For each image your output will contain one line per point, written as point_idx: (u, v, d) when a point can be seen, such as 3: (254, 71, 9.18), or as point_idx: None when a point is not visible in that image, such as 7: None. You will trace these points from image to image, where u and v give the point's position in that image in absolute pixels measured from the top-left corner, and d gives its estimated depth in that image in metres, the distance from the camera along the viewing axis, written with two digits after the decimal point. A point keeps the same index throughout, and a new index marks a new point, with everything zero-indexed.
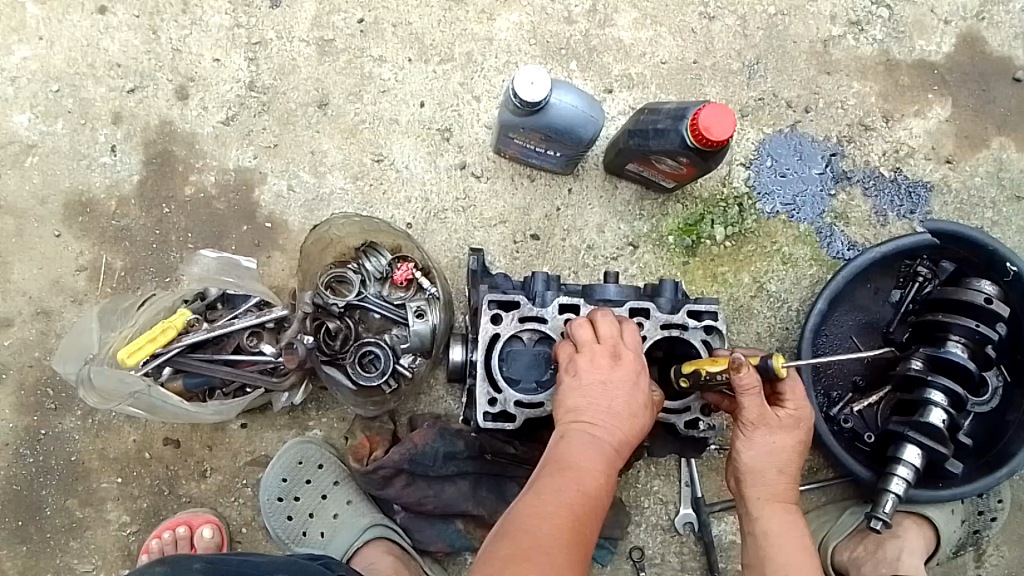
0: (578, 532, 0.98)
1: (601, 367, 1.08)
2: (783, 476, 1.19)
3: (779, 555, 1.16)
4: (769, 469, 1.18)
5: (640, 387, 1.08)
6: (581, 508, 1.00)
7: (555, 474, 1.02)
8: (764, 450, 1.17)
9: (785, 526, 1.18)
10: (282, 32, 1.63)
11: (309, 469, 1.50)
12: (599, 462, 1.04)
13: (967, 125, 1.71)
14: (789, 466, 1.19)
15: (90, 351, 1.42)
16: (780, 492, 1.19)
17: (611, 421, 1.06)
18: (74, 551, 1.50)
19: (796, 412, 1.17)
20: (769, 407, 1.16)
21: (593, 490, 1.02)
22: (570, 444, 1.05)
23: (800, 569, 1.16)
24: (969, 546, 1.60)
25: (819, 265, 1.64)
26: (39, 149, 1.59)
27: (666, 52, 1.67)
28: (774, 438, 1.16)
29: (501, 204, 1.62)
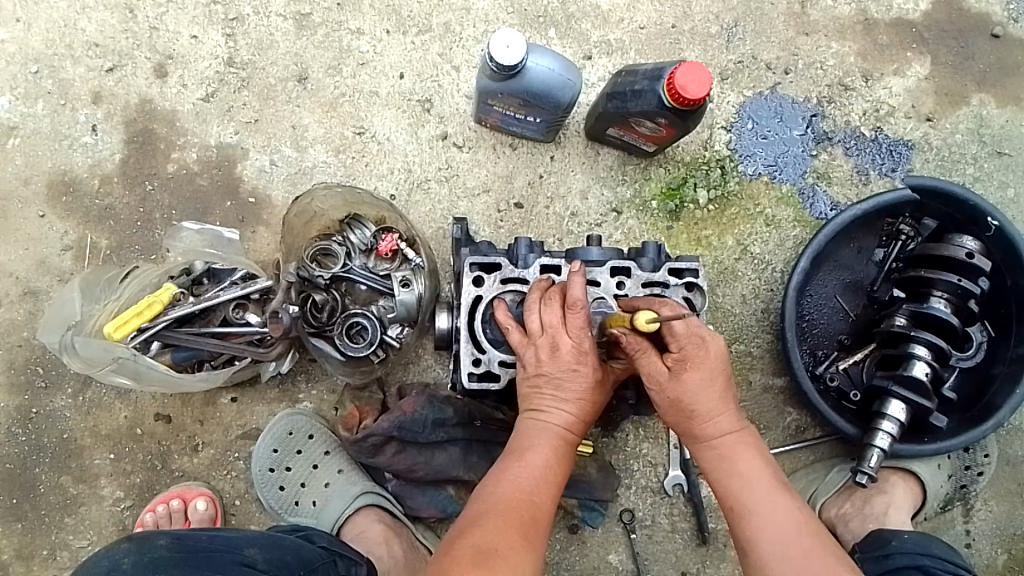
0: (523, 511, 1.04)
1: (542, 359, 1.12)
2: (696, 418, 1.10)
3: (741, 495, 1.08)
4: (680, 416, 1.11)
5: (581, 372, 1.11)
6: (533, 489, 1.07)
7: (508, 462, 1.10)
8: (666, 405, 1.11)
9: (729, 459, 1.10)
10: (259, 7, 1.63)
11: (299, 439, 1.52)
12: (546, 444, 1.11)
13: (947, 83, 1.71)
14: (699, 407, 1.09)
15: (73, 318, 1.43)
16: (704, 435, 1.11)
17: (561, 407, 1.12)
18: (69, 528, 1.51)
19: (680, 354, 1.09)
20: (655, 362, 1.10)
21: (544, 470, 1.09)
22: (522, 431, 1.13)
23: (768, 505, 1.07)
24: (956, 502, 1.62)
25: (802, 226, 1.65)
26: (20, 131, 1.59)
27: (644, 17, 1.67)
28: (671, 391, 1.09)
29: (483, 173, 1.62)
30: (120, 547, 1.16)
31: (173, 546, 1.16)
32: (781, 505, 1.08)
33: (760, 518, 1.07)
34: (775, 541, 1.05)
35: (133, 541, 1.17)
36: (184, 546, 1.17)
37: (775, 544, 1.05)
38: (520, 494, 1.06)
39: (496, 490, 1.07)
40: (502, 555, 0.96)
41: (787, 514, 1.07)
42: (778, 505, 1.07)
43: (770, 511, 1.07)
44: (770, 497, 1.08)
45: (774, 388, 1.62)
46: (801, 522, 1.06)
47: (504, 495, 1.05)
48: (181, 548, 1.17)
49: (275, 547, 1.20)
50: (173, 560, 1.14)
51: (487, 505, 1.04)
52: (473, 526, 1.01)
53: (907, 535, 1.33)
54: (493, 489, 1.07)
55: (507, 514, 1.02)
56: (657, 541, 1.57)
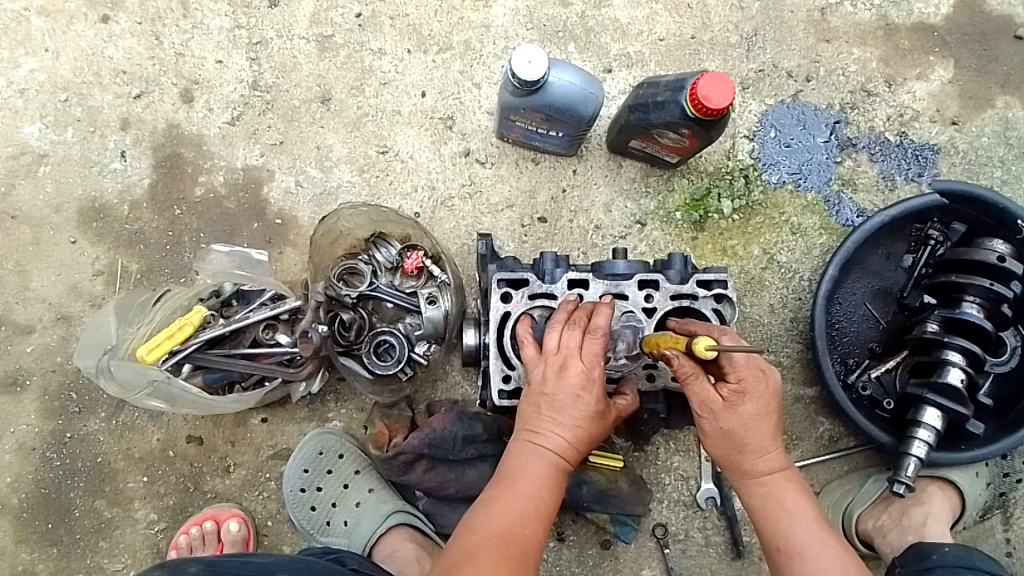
0: (514, 545, 1.01)
1: (548, 379, 1.11)
2: (745, 453, 1.11)
3: (787, 532, 1.09)
4: (730, 449, 1.12)
5: (584, 399, 1.10)
6: (525, 520, 1.04)
7: (499, 488, 1.07)
8: (715, 436, 1.12)
9: (776, 497, 1.11)
10: (282, 31, 1.65)
11: (330, 459, 1.52)
12: (540, 470, 1.08)
13: (971, 86, 1.70)
14: (751, 442, 1.11)
15: (108, 343, 1.44)
16: (754, 470, 1.12)
17: (558, 432, 1.09)
18: (104, 551, 1.52)
19: (738, 386, 1.09)
20: (709, 391, 1.10)
21: (537, 501, 1.07)
22: (516, 453, 1.10)
23: (818, 544, 1.07)
24: (995, 510, 1.60)
25: (828, 233, 1.63)
26: (51, 159, 1.61)
27: (663, 29, 1.68)
28: (724, 423, 1.10)
29: (507, 189, 1.63)
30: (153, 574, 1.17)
31: (205, 571, 1.17)
32: (828, 545, 1.07)
33: (809, 556, 1.07)
34: None
35: (167, 566, 1.19)
36: (217, 572, 1.18)
37: None
38: (513, 527, 1.03)
39: (487, 520, 1.04)
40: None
41: (833, 551, 1.07)
42: (825, 543, 1.07)
43: (818, 552, 1.07)
44: (817, 536, 1.08)
45: (804, 398, 1.60)
46: (846, 566, 1.06)
47: (495, 524, 1.03)
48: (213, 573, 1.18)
49: (305, 568, 1.20)
50: None
51: (478, 536, 1.02)
52: (469, 561, 0.98)
53: (947, 547, 1.30)
54: (481, 519, 1.04)
55: (502, 550, 1.00)
56: (691, 555, 1.56)
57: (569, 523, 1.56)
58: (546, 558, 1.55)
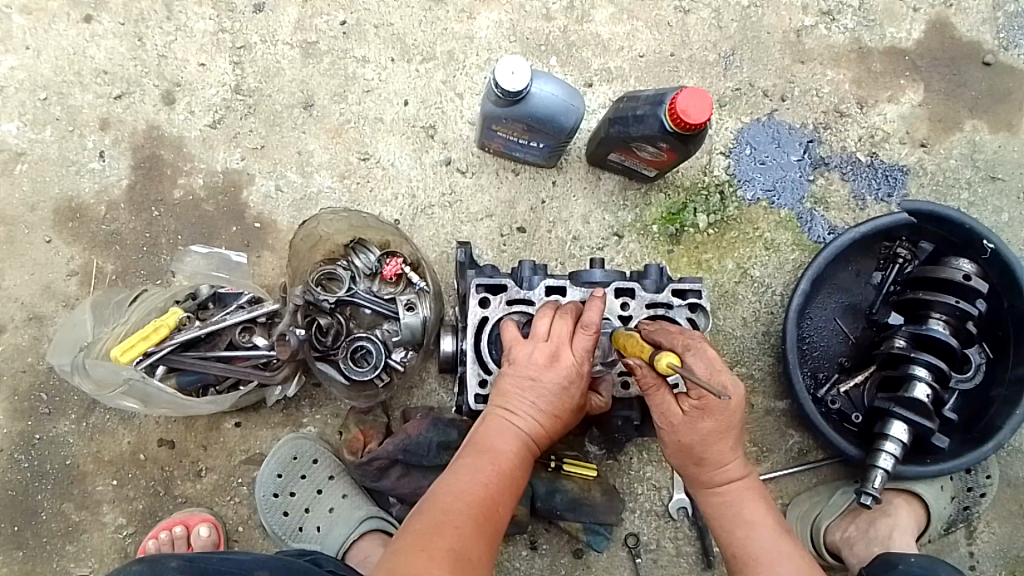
0: (489, 514, 1.01)
1: (535, 363, 1.12)
2: (704, 464, 1.13)
3: (745, 540, 1.11)
4: (689, 460, 1.14)
5: (568, 391, 1.12)
6: (495, 491, 1.04)
7: (471, 459, 1.07)
8: (675, 447, 1.14)
9: (735, 507, 1.13)
10: (266, 36, 1.66)
11: (304, 464, 1.51)
12: (515, 448, 1.10)
13: (939, 109, 1.75)
14: (710, 454, 1.12)
15: (84, 340, 1.44)
16: (712, 481, 1.14)
17: (534, 415, 1.11)
18: (70, 555, 1.50)
19: (700, 403, 1.10)
20: (671, 404, 1.12)
21: (508, 475, 1.07)
22: (491, 427, 1.11)
23: (776, 553, 1.09)
24: (960, 523, 1.61)
25: (801, 249, 1.67)
26: (28, 157, 1.60)
27: (643, 45, 1.71)
28: (684, 437, 1.12)
29: (487, 199, 1.64)
30: (131, 569, 1.17)
31: (184, 568, 1.17)
32: (787, 551, 1.09)
33: (765, 564, 1.09)
34: None
35: (145, 562, 1.19)
36: (196, 568, 1.17)
37: None
38: (488, 497, 1.03)
39: (459, 489, 1.03)
40: (475, 563, 0.95)
41: (791, 558, 1.09)
42: (784, 550, 1.10)
43: (774, 558, 1.09)
44: (774, 543, 1.10)
45: (776, 411, 1.63)
46: (803, 571, 1.08)
47: (471, 492, 1.02)
48: (191, 570, 1.17)
49: (284, 567, 1.21)
50: None
51: (454, 501, 1.01)
52: (441, 526, 0.97)
53: (913, 558, 1.31)
54: (451, 487, 1.03)
55: (475, 517, 0.99)
56: (662, 565, 1.57)
57: (542, 531, 1.56)
58: (518, 566, 1.55)
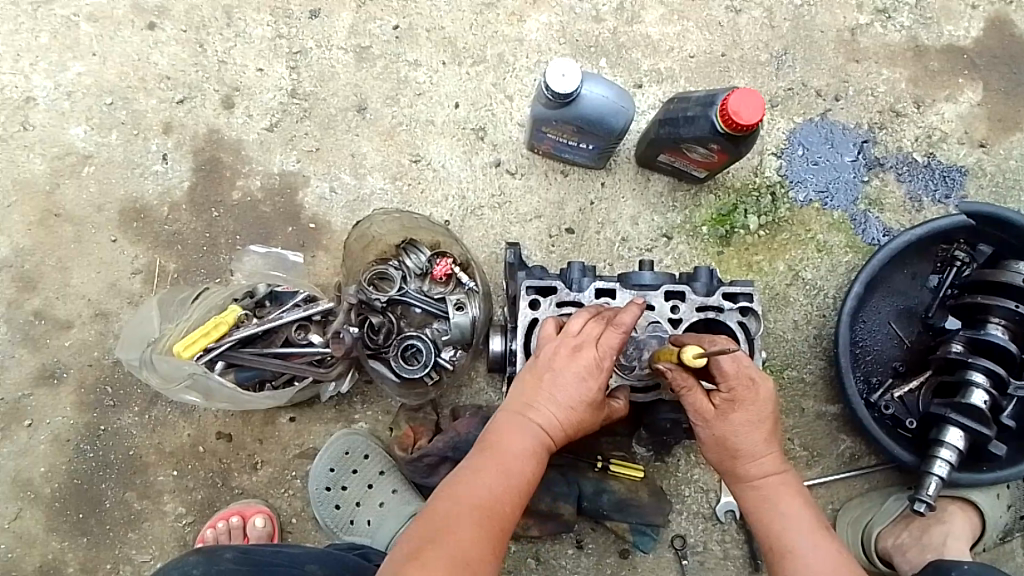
0: (494, 515, 1.02)
1: (558, 359, 1.12)
2: (740, 458, 1.13)
3: (783, 535, 1.09)
4: (725, 456, 1.14)
5: (587, 386, 1.11)
6: (503, 489, 1.05)
7: (483, 458, 1.08)
8: (710, 442, 1.14)
9: (772, 501, 1.11)
10: (321, 41, 1.70)
11: (356, 459, 1.55)
12: (529, 445, 1.09)
13: (999, 108, 1.71)
14: (745, 447, 1.12)
15: (152, 336, 1.49)
16: (748, 475, 1.13)
17: (551, 411, 1.11)
18: (132, 543, 1.56)
19: (729, 394, 1.12)
20: (703, 400, 1.13)
21: (517, 474, 1.07)
22: (507, 423, 1.11)
23: (816, 548, 1.07)
24: (1017, 532, 1.58)
25: (854, 251, 1.65)
26: (95, 160, 1.67)
27: (694, 46, 1.71)
28: (719, 430, 1.12)
29: (536, 200, 1.66)
30: (188, 560, 1.21)
31: (239, 559, 1.21)
32: (824, 546, 1.07)
33: (802, 557, 1.06)
34: None
35: (201, 553, 1.22)
36: (250, 559, 1.21)
37: None
38: (495, 496, 1.04)
39: (465, 487, 1.04)
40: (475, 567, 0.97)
41: (828, 555, 1.06)
42: (820, 546, 1.07)
43: (811, 553, 1.06)
44: (811, 536, 1.08)
45: (827, 415, 1.61)
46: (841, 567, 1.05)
47: (477, 492, 1.03)
48: (245, 561, 1.21)
49: (335, 562, 1.24)
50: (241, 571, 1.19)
51: (459, 501, 1.02)
52: (445, 527, 0.99)
53: (967, 565, 1.29)
54: (459, 485, 1.05)
55: (481, 518, 1.01)
56: (709, 567, 1.57)
57: (588, 531, 1.57)
58: (565, 564, 1.56)
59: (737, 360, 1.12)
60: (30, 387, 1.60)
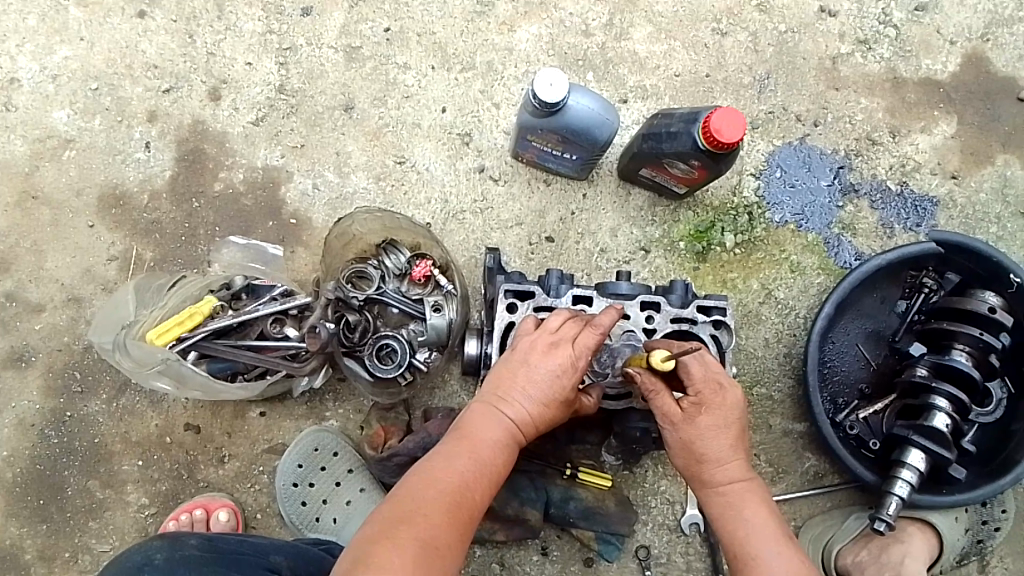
0: (461, 504, 1.02)
1: (534, 352, 1.14)
2: (706, 462, 1.14)
3: (747, 541, 1.09)
4: (691, 460, 1.15)
5: (560, 382, 1.13)
6: (470, 479, 1.05)
7: (452, 446, 1.08)
8: (676, 446, 1.16)
9: (736, 507, 1.12)
10: (312, 39, 1.71)
11: (324, 456, 1.54)
12: (498, 437, 1.10)
13: (972, 142, 1.76)
14: (710, 452, 1.13)
15: (126, 320, 1.48)
16: (714, 480, 1.14)
17: (523, 404, 1.12)
18: (92, 532, 1.54)
19: (696, 398, 1.15)
20: (671, 403, 1.16)
21: (486, 465, 1.07)
22: (478, 413, 1.12)
23: (779, 556, 1.07)
24: (973, 556, 1.62)
25: (827, 274, 1.68)
26: (77, 144, 1.66)
27: (679, 65, 1.74)
28: (684, 434, 1.14)
29: (517, 207, 1.67)
30: (152, 545, 1.20)
31: (203, 546, 1.20)
32: (786, 553, 1.08)
33: (764, 563, 1.07)
34: None
35: (165, 538, 1.21)
36: (214, 547, 1.20)
37: None
38: (463, 485, 1.04)
39: (434, 475, 1.04)
40: (438, 556, 0.97)
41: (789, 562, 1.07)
42: (783, 554, 1.08)
43: (773, 561, 1.07)
44: (774, 544, 1.08)
45: (793, 433, 1.64)
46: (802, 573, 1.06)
47: (446, 480, 1.03)
48: (211, 549, 1.20)
49: (300, 556, 1.24)
50: (205, 558, 1.18)
51: (427, 488, 1.02)
52: (412, 511, 0.99)
53: None
54: (427, 472, 1.04)
55: (448, 505, 1.01)
56: None
57: (554, 538, 1.57)
58: (529, 571, 1.56)
59: (704, 365, 1.16)
60: None
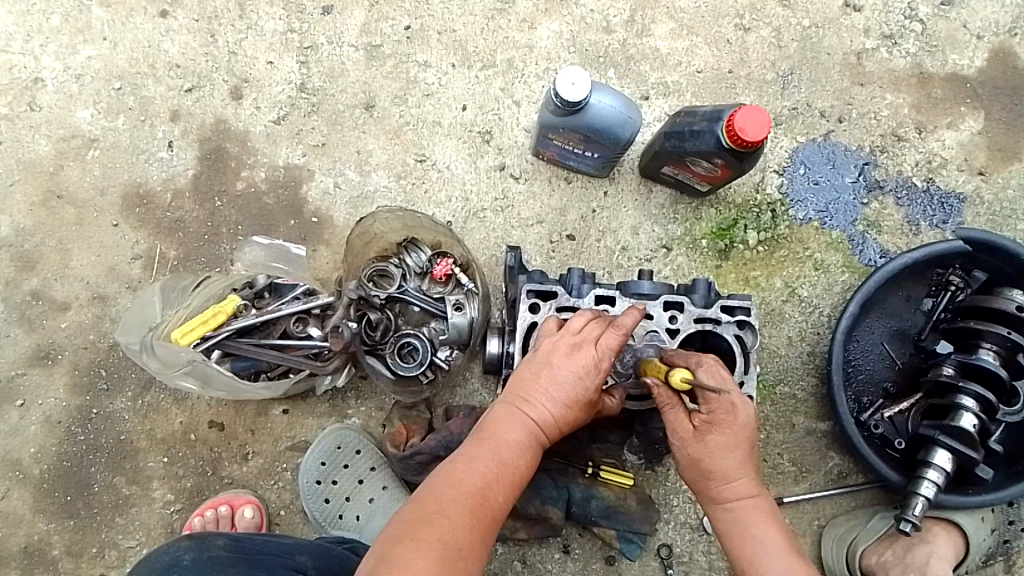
0: (483, 506, 1.02)
1: (557, 353, 1.14)
2: (714, 479, 1.14)
3: (755, 560, 1.10)
4: (700, 477, 1.15)
5: (583, 383, 1.12)
6: (493, 481, 1.05)
7: (475, 447, 1.08)
8: (685, 461, 1.15)
9: (745, 525, 1.13)
10: (333, 37, 1.71)
11: (347, 454, 1.55)
12: (521, 439, 1.10)
13: (999, 138, 1.73)
14: (720, 471, 1.13)
15: (153, 321, 1.50)
16: (722, 497, 1.14)
17: (547, 406, 1.12)
18: (119, 527, 1.56)
19: (708, 416, 1.14)
20: (683, 418, 1.15)
21: (509, 467, 1.07)
22: (501, 415, 1.11)
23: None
24: (999, 556, 1.60)
25: (851, 271, 1.66)
26: (101, 144, 1.67)
27: (702, 62, 1.73)
28: (694, 451, 1.14)
29: (538, 205, 1.67)
30: (179, 545, 1.21)
31: (229, 547, 1.21)
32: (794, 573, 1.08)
33: None
34: None
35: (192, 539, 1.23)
36: (239, 548, 1.21)
37: None
38: (486, 487, 1.04)
39: (457, 476, 1.04)
40: (461, 558, 0.97)
41: None
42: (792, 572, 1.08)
43: None
44: (783, 563, 1.09)
45: (816, 431, 1.62)
46: None
47: (469, 482, 1.04)
48: (237, 549, 1.21)
49: (323, 554, 1.25)
50: (232, 558, 1.19)
51: (451, 490, 1.02)
52: (436, 512, 1.00)
53: None
54: (451, 474, 1.05)
55: (471, 508, 1.01)
56: None
57: (576, 536, 1.57)
58: (550, 569, 1.56)
59: (721, 386, 1.13)
60: (22, 367, 1.60)
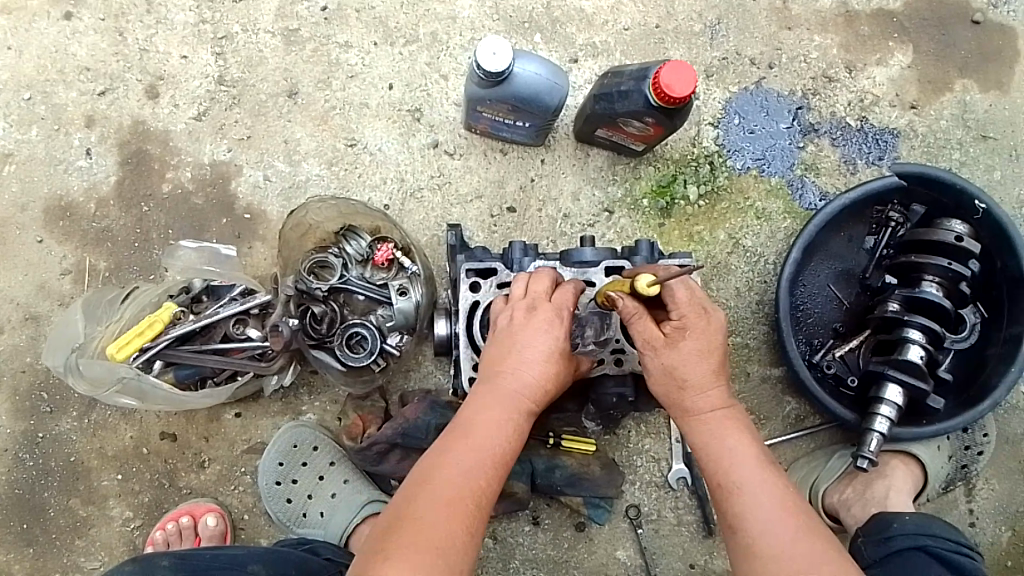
0: (470, 493, 0.97)
1: (517, 317, 1.13)
2: (686, 389, 1.10)
3: (731, 469, 1.05)
4: (672, 387, 1.11)
5: (553, 336, 1.11)
6: (479, 464, 1.00)
7: (452, 433, 1.03)
8: (656, 371, 1.12)
9: (718, 435, 1.08)
10: (248, 25, 1.65)
11: (304, 451, 1.53)
12: (501, 413, 1.05)
13: (929, 70, 1.73)
14: (692, 378, 1.09)
15: (77, 341, 1.45)
16: (694, 407, 1.10)
17: (523, 369, 1.09)
18: (79, 551, 1.52)
19: (680, 321, 1.10)
20: (653, 326, 1.12)
21: (492, 446, 1.02)
22: (475, 394, 1.08)
23: (761, 482, 1.04)
24: (958, 481, 1.63)
25: (793, 217, 1.67)
26: (16, 158, 1.60)
27: (628, 18, 1.70)
28: (666, 357, 1.10)
29: (475, 180, 1.64)
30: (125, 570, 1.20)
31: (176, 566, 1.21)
32: (767, 480, 1.05)
33: (747, 492, 1.03)
34: (763, 514, 1.01)
35: (138, 562, 1.22)
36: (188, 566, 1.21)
37: (761, 522, 1.01)
38: (469, 473, 0.98)
39: (438, 469, 0.98)
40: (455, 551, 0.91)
41: (773, 491, 1.03)
42: (765, 482, 1.04)
43: (757, 489, 1.03)
44: (756, 469, 1.05)
45: (771, 378, 1.64)
46: (786, 501, 1.03)
47: (450, 472, 0.98)
48: (184, 567, 1.21)
49: (280, 558, 1.24)
50: None
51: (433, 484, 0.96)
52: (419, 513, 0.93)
53: (907, 515, 1.33)
54: (431, 469, 0.98)
55: (457, 498, 0.95)
56: (664, 534, 1.59)
57: (544, 506, 1.58)
58: (522, 541, 1.57)
59: (690, 290, 1.11)
60: None
